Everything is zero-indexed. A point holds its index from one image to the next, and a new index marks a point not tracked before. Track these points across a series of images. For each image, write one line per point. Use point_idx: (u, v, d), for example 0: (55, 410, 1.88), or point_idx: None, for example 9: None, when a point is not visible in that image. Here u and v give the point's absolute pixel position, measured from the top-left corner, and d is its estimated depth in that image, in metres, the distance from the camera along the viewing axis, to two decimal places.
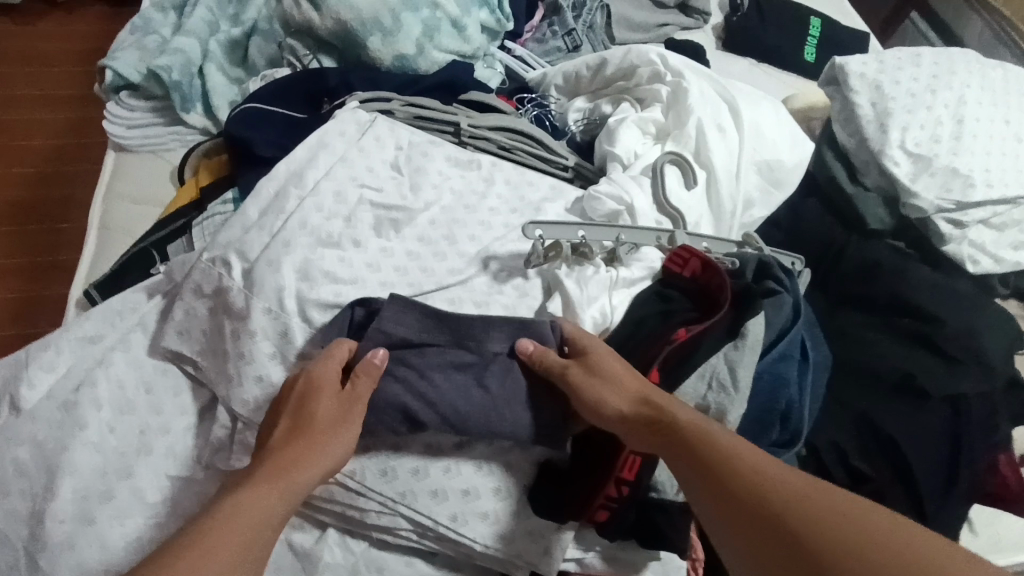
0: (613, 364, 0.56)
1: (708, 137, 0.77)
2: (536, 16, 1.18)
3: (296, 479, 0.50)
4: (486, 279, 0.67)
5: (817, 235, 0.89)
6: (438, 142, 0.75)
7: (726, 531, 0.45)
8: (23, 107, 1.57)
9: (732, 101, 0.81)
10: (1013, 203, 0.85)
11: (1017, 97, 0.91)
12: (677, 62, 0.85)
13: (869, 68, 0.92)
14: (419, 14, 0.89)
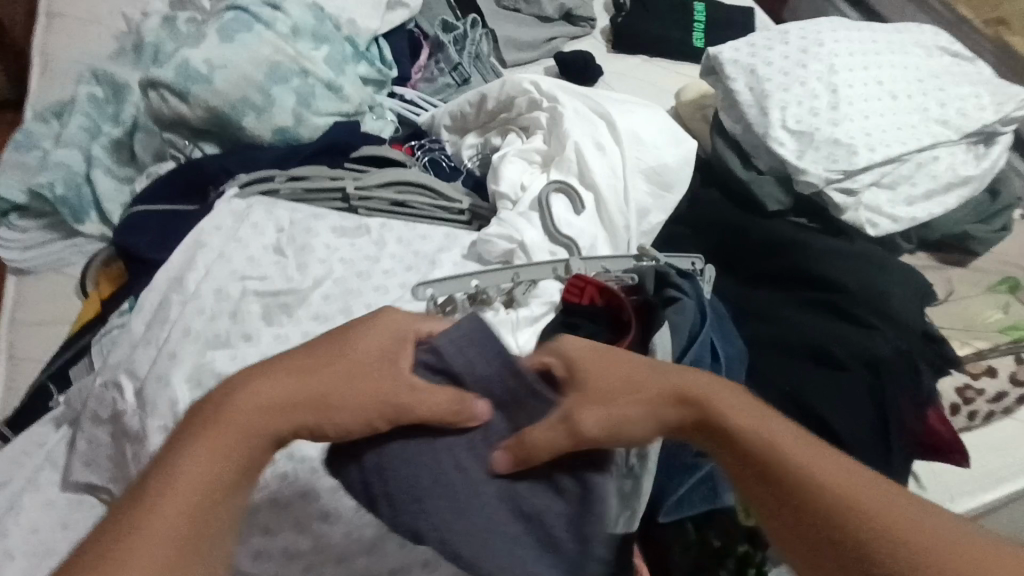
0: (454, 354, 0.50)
1: (587, 158, 0.78)
2: (421, 57, 1.19)
3: (231, 443, 0.44)
4: None
5: (719, 222, 0.90)
6: (322, 215, 0.74)
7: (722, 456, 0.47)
8: None
9: (607, 115, 0.82)
10: (900, 160, 0.84)
11: (887, 56, 0.90)
12: (550, 85, 0.86)
13: (742, 53, 0.93)
14: (290, 84, 0.89)
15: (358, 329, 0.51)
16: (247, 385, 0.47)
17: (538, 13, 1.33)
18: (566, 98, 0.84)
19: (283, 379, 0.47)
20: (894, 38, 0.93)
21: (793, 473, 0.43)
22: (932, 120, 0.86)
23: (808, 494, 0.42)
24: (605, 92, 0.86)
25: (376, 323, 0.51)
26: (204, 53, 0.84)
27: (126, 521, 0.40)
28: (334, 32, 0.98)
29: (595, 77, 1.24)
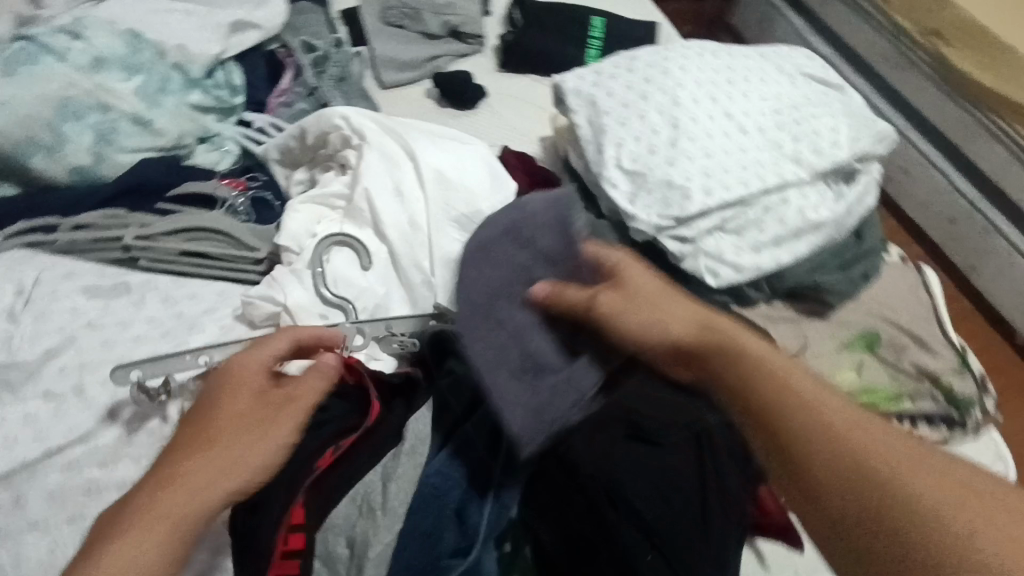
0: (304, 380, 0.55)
1: (378, 206, 0.71)
2: (283, 80, 1.08)
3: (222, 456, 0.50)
4: (115, 431, 0.61)
5: None
6: (77, 276, 0.69)
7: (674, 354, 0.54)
8: None
9: (413, 158, 0.74)
10: (743, 204, 0.75)
11: (741, 85, 0.82)
12: (363, 122, 0.78)
13: (586, 82, 0.85)
14: (87, 121, 0.83)
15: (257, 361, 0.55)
16: (191, 441, 0.51)
17: (423, 29, 1.24)
18: (374, 138, 0.76)
19: (219, 431, 0.51)
20: (752, 64, 0.85)
21: (796, 409, 0.46)
22: (782, 155, 0.77)
23: (793, 421, 0.45)
24: (422, 132, 0.79)
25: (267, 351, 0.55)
26: None
27: (105, 539, 0.45)
28: (153, 61, 0.91)
29: (476, 97, 1.15)
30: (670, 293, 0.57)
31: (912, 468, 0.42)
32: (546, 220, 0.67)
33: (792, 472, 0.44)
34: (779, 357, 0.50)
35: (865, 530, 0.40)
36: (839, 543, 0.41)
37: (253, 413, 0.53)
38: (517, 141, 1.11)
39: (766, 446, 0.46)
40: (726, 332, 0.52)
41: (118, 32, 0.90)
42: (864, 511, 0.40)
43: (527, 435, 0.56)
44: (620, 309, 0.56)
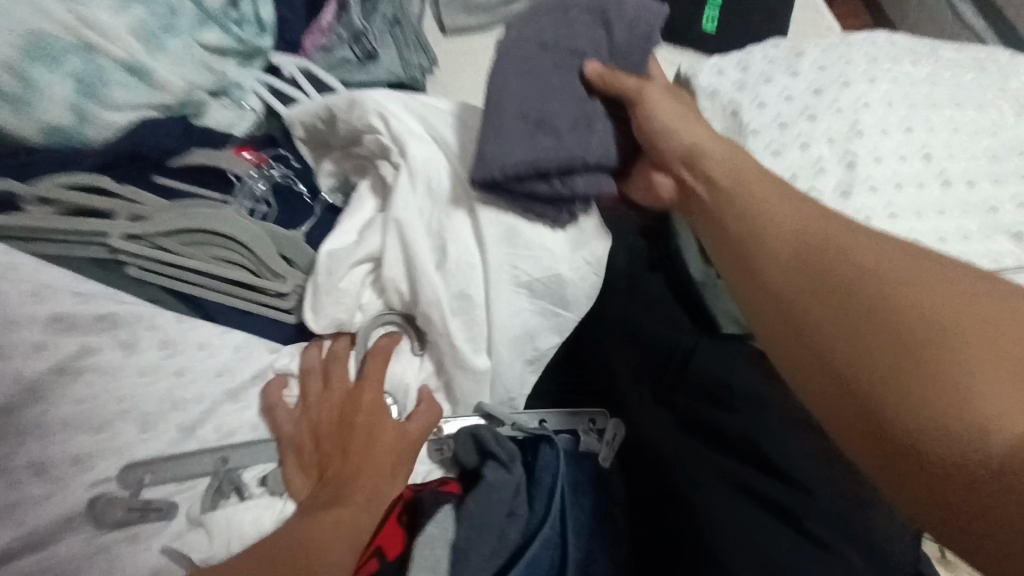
0: (374, 399, 0.55)
1: (422, 269, 0.54)
2: (325, 10, 0.86)
3: (353, 527, 0.48)
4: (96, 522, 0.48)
5: (659, 337, 0.65)
6: (44, 301, 0.50)
7: (718, 251, 0.54)
8: None
9: (475, 197, 0.55)
10: None
11: (945, 115, 0.59)
12: (407, 126, 0.57)
13: (726, 79, 0.63)
14: (64, 67, 0.62)
15: (375, 395, 0.55)
16: (311, 533, 0.47)
17: None
18: (423, 160, 0.56)
19: (360, 465, 0.52)
20: (969, 81, 0.61)
21: (815, 253, 0.46)
22: (998, 229, 0.56)
23: (816, 270, 0.46)
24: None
25: (377, 381, 0.56)
26: None
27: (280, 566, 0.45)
28: None
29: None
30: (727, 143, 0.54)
31: (927, 294, 0.41)
32: (640, 22, 0.55)
33: (767, 292, 0.48)
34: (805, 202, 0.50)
35: (877, 372, 0.41)
36: (830, 384, 0.43)
37: (354, 514, 0.49)
38: None
39: (747, 297, 0.50)
40: (779, 190, 0.51)
41: None
42: (875, 354, 0.41)
43: (487, 172, 0.49)
44: (691, 148, 0.54)
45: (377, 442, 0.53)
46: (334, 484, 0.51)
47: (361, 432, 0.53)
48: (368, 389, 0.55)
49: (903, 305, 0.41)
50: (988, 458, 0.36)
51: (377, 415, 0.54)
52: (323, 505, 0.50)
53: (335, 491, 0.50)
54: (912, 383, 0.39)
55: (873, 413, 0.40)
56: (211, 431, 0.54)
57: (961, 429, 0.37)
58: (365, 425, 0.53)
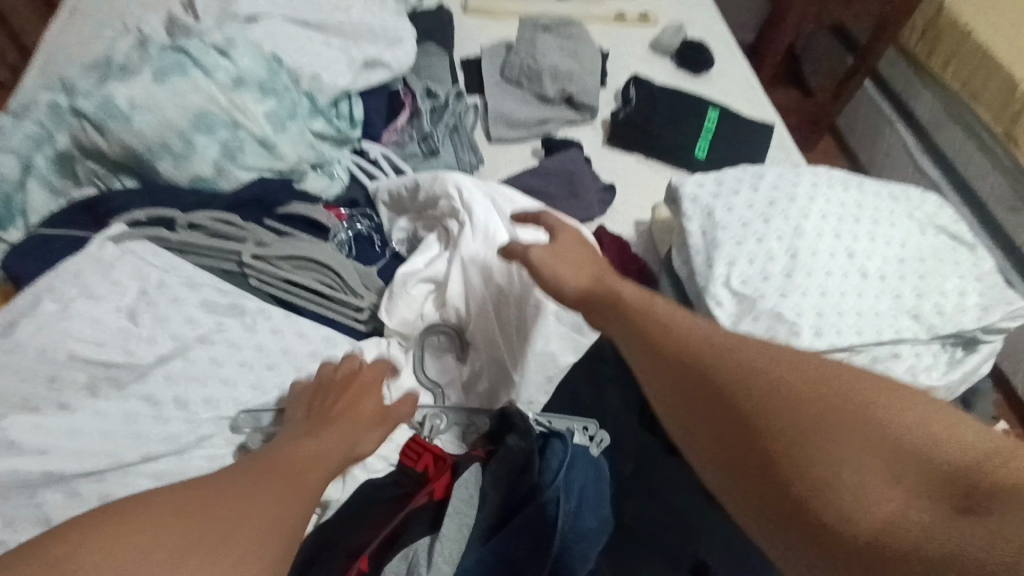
0: (371, 382, 0.65)
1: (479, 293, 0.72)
2: (400, 118, 1.11)
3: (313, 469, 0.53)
4: (211, 450, 0.62)
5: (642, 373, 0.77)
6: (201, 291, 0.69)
7: (677, 397, 0.45)
8: None
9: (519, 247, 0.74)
10: (851, 350, 0.72)
11: (868, 226, 0.80)
12: (474, 192, 0.79)
13: (705, 190, 0.83)
14: (215, 135, 0.84)
15: (370, 379, 0.65)
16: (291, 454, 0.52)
17: (538, 90, 1.23)
18: (484, 218, 0.76)
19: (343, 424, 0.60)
20: (887, 207, 0.82)
21: (719, 389, 0.43)
22: (902, 310, 0.74)
23: (733, 398, 0.42)
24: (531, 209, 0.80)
25: (379, 372, 0.66)
26: (131, 92, 0.81)
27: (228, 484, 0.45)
28: (288, 85, 0.93)
29: (582, 159, 1.10)
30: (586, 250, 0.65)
31: (747, 350, 0.45)
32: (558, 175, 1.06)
33: (718, 426, 0.42)
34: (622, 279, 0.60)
35: (784, 407, 0.40)
36: (738, 437, 0.41)
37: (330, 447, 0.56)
38: (612, 217, 1.09)
39: (638, 355, 0.49)
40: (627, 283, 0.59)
41: (260, 51, 0.91)
42: (755, 376, 0.42)
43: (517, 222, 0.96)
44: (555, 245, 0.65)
45: (367, 415, 0.62)
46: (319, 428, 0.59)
47: (349, 402, 0.62)
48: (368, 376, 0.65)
49: (773, 426, 0.40)
50: (933, 450, 0.36)
51: (367, 395, 0.64)
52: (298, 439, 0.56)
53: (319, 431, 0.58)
54: (797, 406, 0.40)
55: (763, 439, 0.39)
56: None
57: (845, 433, 0.38)
58: (358, 397, 0.63)
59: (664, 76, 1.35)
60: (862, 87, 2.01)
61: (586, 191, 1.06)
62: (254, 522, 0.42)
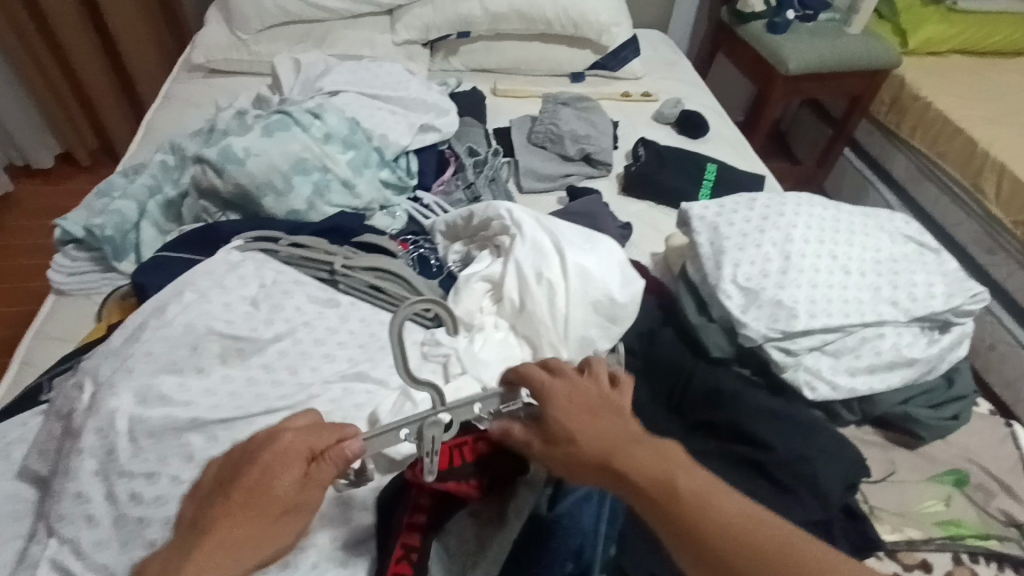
0: (290, 445, 0.51)
1: (527, 288, 0.87)
2: (445, 172, 1.32)
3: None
4: (317, 407, 0.75)
5: (670, 360, 0.90)
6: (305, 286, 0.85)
7: None
8: (35, 236, 2.02)
9: (561, 253, 0.90)
10: (843, 331, 0.86)
11: (847, 234, 0.95)
12: (521, 215, 0.96)
13: (709, 211, 0.99)
14: (309, 177, 1.04)
15: (288, 442, 0.52)
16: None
17: (561, 151, 1.45)
18: (529, 233, 0.93)
19: (241, 511, 0.49)
20: (861, 221, 0.98)
21: None
22: (882, 299, 0.88)
23: None
24: (567, 226, 0.97)
25: (300, 432, 0.52)
26: (245, 143, 1.02)
27: None
28: (363, 142, 1.15)
29: (602, 203, 1.29)
30: (586, 406, 0.54)
31: (785, 544, 0.46)
32: (581, 213, 1.25)
33: None
34: (641, 445, 0.51)
35: None
36: None
37: (213, 554, 0.47)
38: (631, 250, 1.26)
39: (672, 540, 0.48)
40: (645, 449, 0.51)
41: (343, 116, 1.15)
42: None
43: None
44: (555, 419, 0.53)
45: (280, 494, 0.50)
46: (211, 520, 0.48)
47: (246, 482, 0.50)
48: (283, 443, 0.51)
49: None
50: None
51: (280, 468, 0.50)
52: (188, 539, 0.48)
53: (208, 526, 0.48)
54: None
55: None
56: (385, 368, 0.81)
57: None
58: (264, 475, 0.50)
59: (667, 140, 1.58)
60: (843, 156, 2.25)
61: (604, 224, 1.24)
62: None
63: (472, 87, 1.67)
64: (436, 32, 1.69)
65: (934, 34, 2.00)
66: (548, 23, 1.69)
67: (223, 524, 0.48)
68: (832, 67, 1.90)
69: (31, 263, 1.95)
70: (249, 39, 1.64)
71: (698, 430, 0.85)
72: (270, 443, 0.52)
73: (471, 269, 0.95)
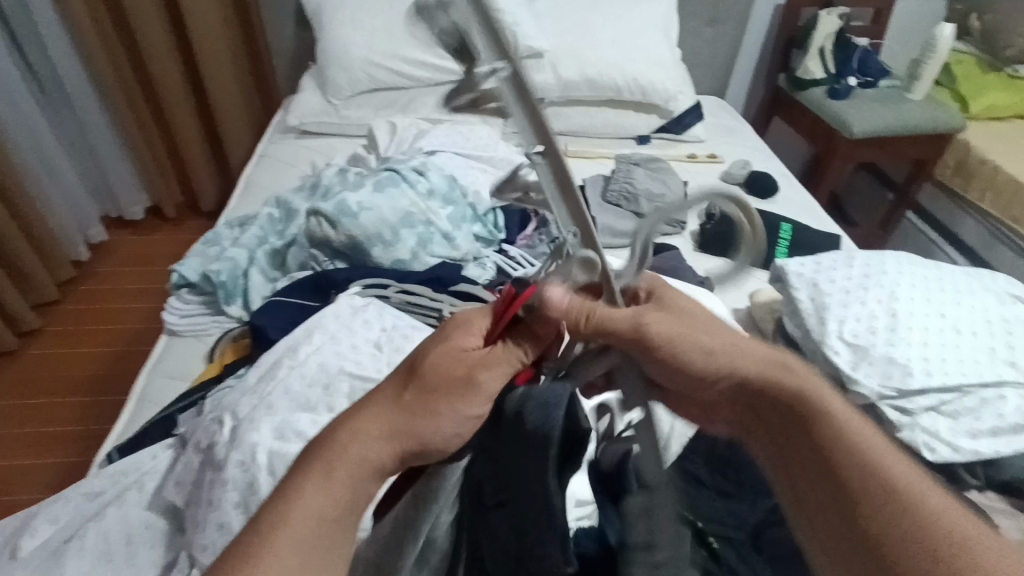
0: (463, 339, 0.55)
1: None
2: (528, 227, 1.35)
3: (356, 453, 0.49)
4: None
5: None
6: (421, 330, 0.89)
7: (795, 483, 0.50)
8: (119, 279, 2.09)
9: None
10: (960, 391, 0.85)
11: (952, 293, 0.96)
12: None
13: (807, 268, 1.01)
14: (414, 230, 1.11)
15: (458, 336, 0.56)
16: (339, 447, 0.50)
17: (636, 209, 1.50)
18: None
19: (415, 397, 0.52)
20: (963, 280, 0.99)
21: (856, 489, 0.47)
22: (998, 359, 0.87)
23: (860, 505, 0.46)
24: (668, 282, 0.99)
25: (468, 326, 0.56)
26: (358, 198, 1.10)
27: (284, 502, 0.47)
28: (460, 199, 1.22)
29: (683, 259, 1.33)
30: (704, 324, 0.56)
31: (893, 472, 0.47)
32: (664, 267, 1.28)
33: (831, 519, 0.47)
34: (759, 351, 0.56)
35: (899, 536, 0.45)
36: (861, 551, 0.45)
37: (377, 437, 0.50)
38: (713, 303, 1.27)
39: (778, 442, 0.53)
40: (793, 377, 0.54)
41: (444, 174, 1.23)
42: (891, 502, 0.46)
43: None
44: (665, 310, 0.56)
45: (443, 379, 0.52)
46: (399, 399, 0.52)
47: (421, 366, 0.53)
48: (463, 339, 0.55)
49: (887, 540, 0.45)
50: None
51: (439, 345, 0.55)
52: (380, 406, 0.52)
53: (394, 402, 0.52)
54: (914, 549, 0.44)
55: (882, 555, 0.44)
56: None
57: None
58: (428, 356, 0.54)
59: (736, 200, 1.63)
60: (906, 218, 2.25)
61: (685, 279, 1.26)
62: (287, 563, 0.44)
63: None
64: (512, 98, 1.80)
65: (998, 100, 2.02)
66: (618, 89, 1.79)
67: (405, 401, 0.52)
68: (897, 131, 1.93)
69: (115, 303, 2.00)
70: (339, 104, 1.78)
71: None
72: (448, 334, 0.56)
73: None
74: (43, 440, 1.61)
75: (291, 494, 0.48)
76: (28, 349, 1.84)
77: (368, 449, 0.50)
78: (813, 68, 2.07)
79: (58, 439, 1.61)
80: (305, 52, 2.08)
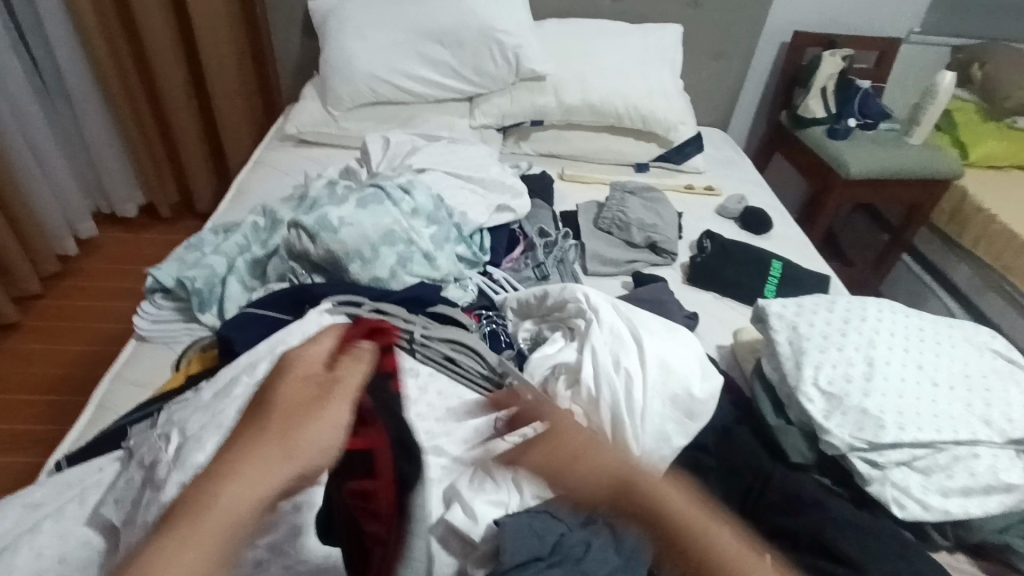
0: (307, 361, 0.60)
1: (603, 375, 0.87)
2: (515, 251, 1.35)
3: (244, 474, 0.48)
4: None
5: (746, 463, 0.87)
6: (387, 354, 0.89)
7: None
8: (103, 277, 2.08)
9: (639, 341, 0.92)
10: (932, 447, 0.83)
11: (932, 344, 0.94)
12: (598, 299, 0.99)
13: (788, 310, 1.00)
14: (395, 248, 1.09)
15: (297, 363, 0.60)
16: (212, 478, 0.48)
17: (628, 237, 1.48)
18: (606, 319, 0.96)
19: (285, 415, 0.54)
20: (945, 332, 0.97)
21: None
22: (975, 415, 0.86)
23: None
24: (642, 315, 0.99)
25: (306, 354, 0.61)
26: (340, 213, 1.09)
27: (162, 547, 0.43)
28: (445, 219, 1.21)
29: (669, 291, 1.30)
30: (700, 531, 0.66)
31: None
32: (646, 297, 1.26)
33: None
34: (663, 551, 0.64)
35: None
36: None
37: (261, 456, 0.50)
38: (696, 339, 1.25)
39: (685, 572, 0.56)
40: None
41: (431, 194, 1.22)
42: None
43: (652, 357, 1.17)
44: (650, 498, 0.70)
45: (308, 396, 0.57)
46: (272, 421, 0.53)
47: (282, 391, 0.57)
48: (308, 365, 0.60)
49: None
50: None
51: (288, 375, 0.59)
52: (251, 434, 0.52)
53: (258, 425, 0.53)
54: None
55: None
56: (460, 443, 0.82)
57: None
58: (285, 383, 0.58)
59: (729, 234, 1.61)
60: (902, 261, 2.24)
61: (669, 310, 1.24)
62: None
63: (541, 171, 1.76)
64: (511, 119, 1.80)
65: (996, 149, 2.03)
66: (616, 117, 1.79)
67: (277, 418, 0.54)
68: (893, 174, 1.93)
69: (98, 301, 1.99)
70: (339, 116, 1.78)
71: (774, 536, 0.81)
72: (290, 368, 0.60)
73: (544, 348, 0.97)
74: (11, 438, 1.58)
75: (170, 537, 0.44)
76: (5, 342, 1.83)
77: (231, 497, 0.47)
78: (814, 107, 2.07)
79: (26, 436, 1.59)
80: (309, 62, 2.08)
